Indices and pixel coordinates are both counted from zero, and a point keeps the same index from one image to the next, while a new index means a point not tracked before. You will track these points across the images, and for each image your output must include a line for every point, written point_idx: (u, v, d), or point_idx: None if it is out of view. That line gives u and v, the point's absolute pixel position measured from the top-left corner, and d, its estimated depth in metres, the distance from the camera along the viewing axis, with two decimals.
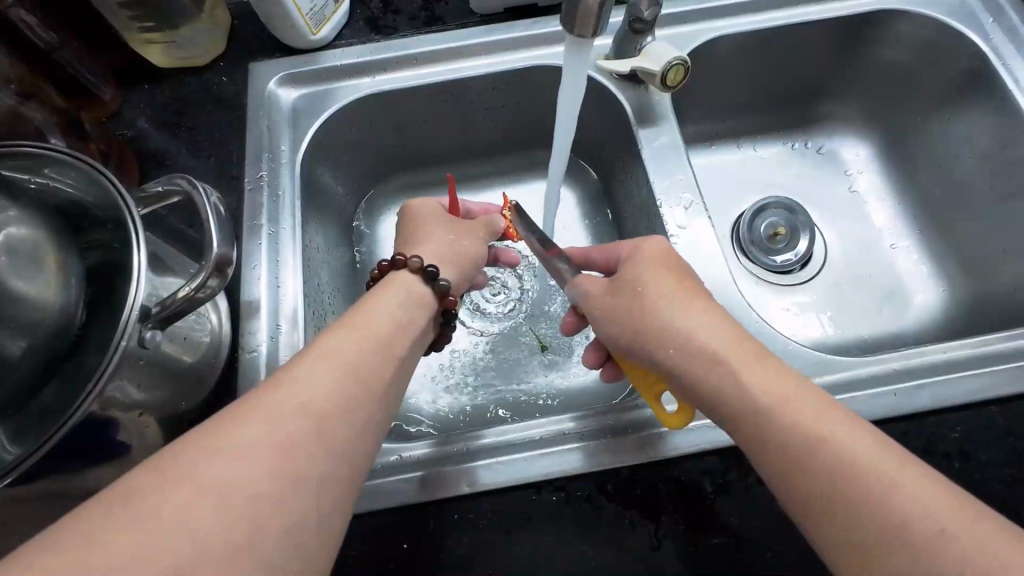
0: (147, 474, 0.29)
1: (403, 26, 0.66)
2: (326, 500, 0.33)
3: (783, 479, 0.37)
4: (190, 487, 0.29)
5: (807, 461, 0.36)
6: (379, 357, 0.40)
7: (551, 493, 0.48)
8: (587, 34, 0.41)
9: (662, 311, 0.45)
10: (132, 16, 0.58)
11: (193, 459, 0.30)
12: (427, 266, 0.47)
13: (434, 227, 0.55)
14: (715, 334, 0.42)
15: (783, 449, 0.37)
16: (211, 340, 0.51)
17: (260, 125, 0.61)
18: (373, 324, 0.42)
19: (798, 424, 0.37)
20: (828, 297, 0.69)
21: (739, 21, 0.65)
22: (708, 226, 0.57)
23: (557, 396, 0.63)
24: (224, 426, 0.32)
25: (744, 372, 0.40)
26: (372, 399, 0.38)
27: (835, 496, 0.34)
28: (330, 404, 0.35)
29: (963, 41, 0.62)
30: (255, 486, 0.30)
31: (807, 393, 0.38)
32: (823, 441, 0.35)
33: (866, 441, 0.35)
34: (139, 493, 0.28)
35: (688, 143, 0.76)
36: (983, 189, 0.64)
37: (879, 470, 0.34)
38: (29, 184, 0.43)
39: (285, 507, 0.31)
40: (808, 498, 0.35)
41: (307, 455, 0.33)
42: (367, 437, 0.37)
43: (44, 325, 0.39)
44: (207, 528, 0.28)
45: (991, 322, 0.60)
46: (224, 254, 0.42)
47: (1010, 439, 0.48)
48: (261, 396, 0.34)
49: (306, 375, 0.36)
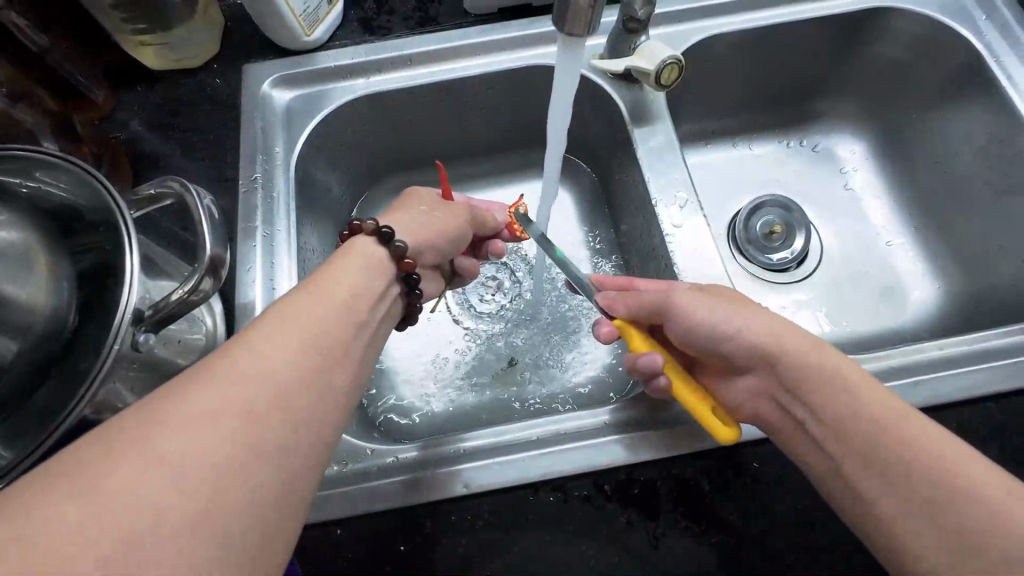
0: (99, 446, 0.27)
1: (397, 26, 0.66)
2: (292, 472, 0.32)
3: (850, 473, 0.38)
4: (149, 458, 0.27)
5: (876, 456, 0.37)
6: (343, 328, 0.39)
7: (549, 493, 0.47)
8: (579, 31, 0.41)
9: (736, 310, 0.46)
10: (125, 18, 0.58)
11: (155, 430, 0.28)
12: (380, 227, 0.46)
13: (411, 199, 0.54)
14: (788, 329, 0.44)
15: (853, 444, 0.38)
16: (206, 341, 0.51)
17: (255, 125, 0.61)
18: (334, 291, 0.41)
19: (866, 417, 0.38)
20: (826, 295, 0.69)
21: (734, 20, 0.65)
22: (704, 224, 0.57)
23: (559, 396, 0.63)
24: (180, 395, 0.30)
25: (813, 367, 0.41)
26: (335, 370, 0.37)
27: (914, 490, 0.35)
28: (292, 372, 0.34)
29: (958, 38, 0.62)
30: (219, 456, 0.28)
31: (868, 386, 0.40)
32: (885, 434, 0.37)
33: (938, 434, 0.36)
34: (102, 466, 0.26)
35: (684, 141, 0.76)
36: (981, 187, 0.63)
37: (948, 463, 0.35)
38: (21, 188, 0.42)
39: (251, 478, 0.29)
40: (882, 496, 0.36)
41: (272, 425, 0.31)
42: (333, 408, 0.36)
43: (36, 329, 0.39)
44: (170, 498, 0.26)
45: (988, 319, 0.60)
46: (217, 255, 0.41)
47: (1008, 434, 0.48)
48: (221, 364, 0.32)
49: (267, 342, 0.34)
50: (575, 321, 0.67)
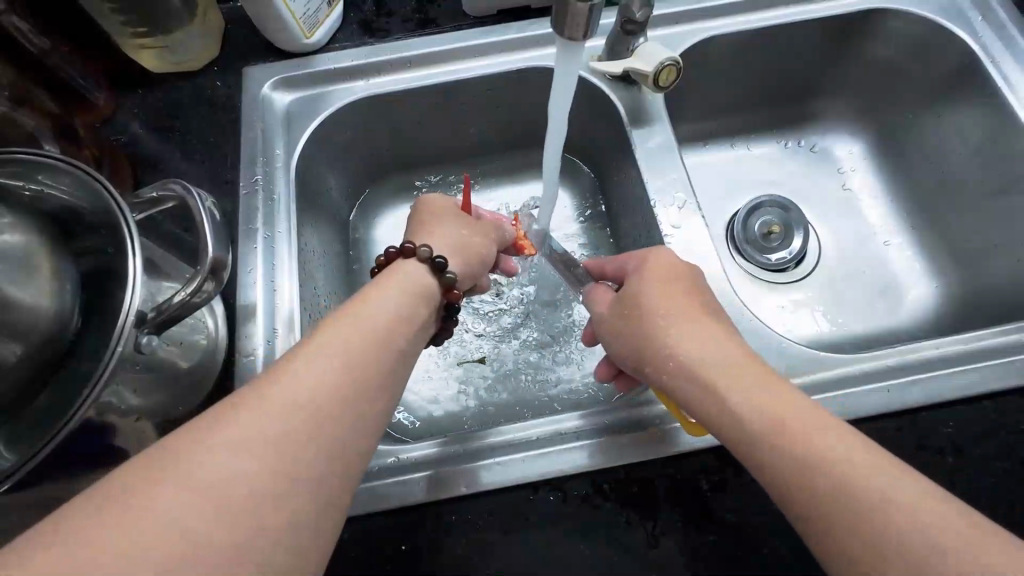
0: (138, 474, 0.29)
1: (396, 28, 0.67)
2: (321, 499, 0.33)
3: (789, 499, 0.36)
4: (183, 489, 0.29)
5: (816, 488, 0.34)
6: (377, 353, 0.40)
7: (548, 493, 0.48)
8: (577, 36, 0.42)
9: (674, 323, 0.45)
10: (124, 21, 0.59)
11: (188, 455, 0.30)
12: (435, 257, 0.48)
13: (446, 219, 0.55)
14: (723, 341, 0.44)
15: (790, 470, 0.36)
16: (207, 343, 0.51)
17: (254, 127, 0.61)
18: (369, 317, 0.42)
19: (800, 437, 0.36)
20: (824, 295, 0.69)
21: (731, 21, 0.65)
22: (702, 225, 0.58)
23: (557, 396, 0.63)
24: (214, 426, 0.32)
25: (746, 386, 0.40)
26: (368, 397, 0.38)
27: (863, 530, 0.32)
28: (322, 401, 0.35)
29: (953, 39, 0.63)
30: (250, 487, 0.30)
31: (803, 406, 0.38)
32: (822, 458, 0.35)
33: (881, 463, 0.34)
34: (134, 489, 0.28)
35: (682, 142, 0.76)
36: (977, 185, 0.64)
37: (893, 494, 0.32)
38: (23, 191, 0.43)
39: (282, 508, 0.31)
40: (821, 527, 0.34)
41: (298, 453, 0.33)
42: (365, 434, 0.37)
43: (37, 332, 0.40)
44: (202, 527, 0.28)
45: (986, 317, 0.60)
46: (218, 258, 0.41)
47: (1003, 432, 0.49)
48: (254, 394, 0.34)
49: (300, 372, 0.36)
50: (574, 321, 0.68)
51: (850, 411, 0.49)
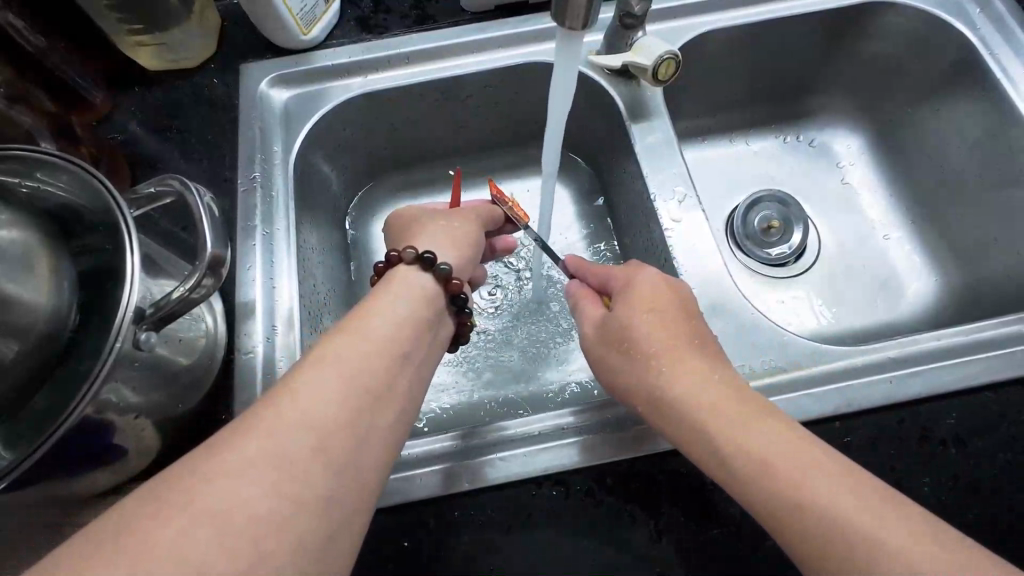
0: (144, 498, 0.29)
1: (394, 25, 0.66)
2: (334, 516, 0.33)
3: (784, 525, 0.36)
4: (190, 511, 0.28)
5: (815, 520, 0.35)
6: (386, 362, 0.40)
7: (551, 488, 0.48)
8: (577, 27, 0.41)
9: (660, 361, 0.45)
10: (121, 19, 0.59)
11: (205, 472, 0.30)
12: (421, 255, 0.48)
13: (417, 221, 0.56)
14: (700, 379, 0.43)
15: (782, 501, 0.36)
16: (207, 341, 0.51)
17: (252, 126, 0.60)
18: (378, 328, 0.42)
19: (805, 468, 0.37)
20: (823, 288, 0.69)
21: (728, 16, 0.65)
22: (702, 218, 0.57)
23: (557, 393, 0.63)
24: (222, 448, 0.32)
25: (744, 419, 0.40)
26: (378, 409, 0.38)
27: (851, 550, 0.33)
28: (336, 416, 0.35)
29: (952, 32, 0.63)
30: (261, 506, 0.30)
31: (791, 441, 0.38)
32: (831, 497, 0.35)
33: (889, 508, 0.34)
34: (139, 515, 0.28)
35: (681, 138, 0.76)
36: (972, 178, 0.64)
37: (890, 533, 0.33)
38: (20, 189, 0.42)
39: (294, 526, 0.30)
40: (830, 566, 0.34)
41: (311, 468, 0.32)
42: (376, 446, 0.37)
43: (34, 331, 0.39)
44: (211, 549, 0.28)
45: (986, 310, 0.60)
46: (217, 254, 0.41)
47: (1004, 426, 0.49)
48: (264, 413, 0.34)
49: (310, 386, 0.36)
50: (570, 320, 0.67)
51: (851, 403, 0.49)
